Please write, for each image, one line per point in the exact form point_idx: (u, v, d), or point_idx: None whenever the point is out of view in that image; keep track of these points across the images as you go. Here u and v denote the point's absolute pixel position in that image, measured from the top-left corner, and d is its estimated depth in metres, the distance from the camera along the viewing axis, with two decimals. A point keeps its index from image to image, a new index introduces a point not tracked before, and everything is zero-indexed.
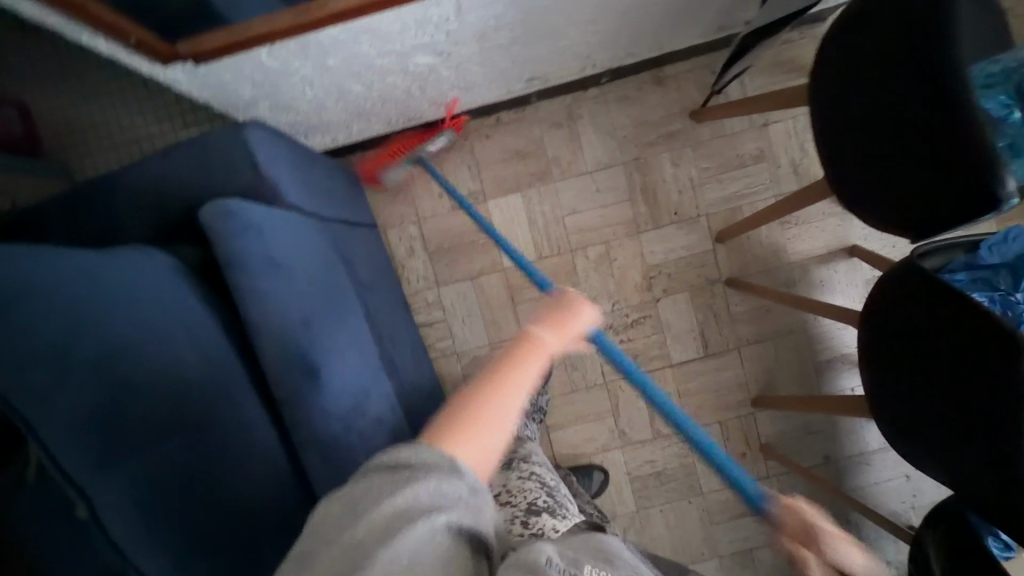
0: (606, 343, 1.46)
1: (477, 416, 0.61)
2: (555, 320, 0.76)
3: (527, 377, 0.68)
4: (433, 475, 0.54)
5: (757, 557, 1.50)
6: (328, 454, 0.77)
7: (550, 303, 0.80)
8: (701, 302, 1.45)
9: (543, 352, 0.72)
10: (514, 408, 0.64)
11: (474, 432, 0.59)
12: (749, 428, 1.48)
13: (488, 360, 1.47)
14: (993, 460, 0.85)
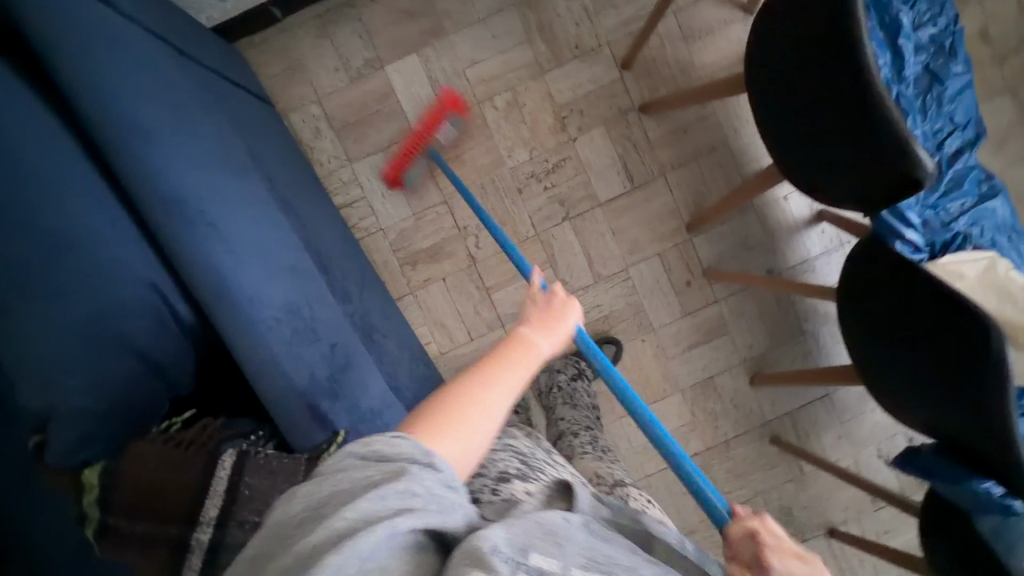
0: (530, 193, 1.44)
1: (462, 420, 0.61)
2: (547, 322, 0.78)
3: (512, 376, 0.68)
4: (406, 472, 0.50)
5: (718, 385, 1.50)
6: (178, 216, 0.72)
7: (542, 306, 0.81)
8: (617, 134, 1.43)
9: (538, 352, 0.73)
10: (496, 407, 0.65)
11: (454, 430, 0.60)
12: (688, 253, 1.46)
13: (416, 231, 1.45)
14: (862, 132, 0.76)
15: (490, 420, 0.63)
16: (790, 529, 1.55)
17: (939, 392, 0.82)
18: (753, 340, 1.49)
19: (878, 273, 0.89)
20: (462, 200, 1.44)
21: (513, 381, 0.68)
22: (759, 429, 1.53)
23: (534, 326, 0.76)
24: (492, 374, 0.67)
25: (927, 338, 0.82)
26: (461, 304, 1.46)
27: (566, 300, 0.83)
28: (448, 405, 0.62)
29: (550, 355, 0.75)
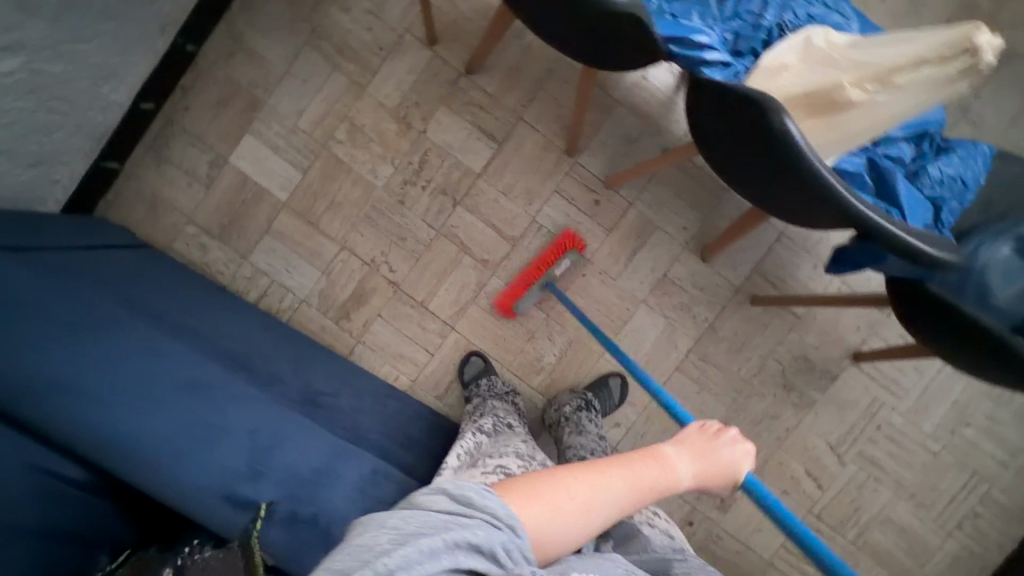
0: (413, 199, 1.44)
1: (568, 483, 0.67)
2: (702, 450, 0.83)
3: (638, 485, 0.73)
4: (481, 523, 0.57)
5: (675, 277, 1.48)
6: (33, 398, 0.75)
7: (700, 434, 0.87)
8: (459, 105, 1.42)
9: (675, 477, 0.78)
10: (607, 508, 0.69)
11: (546, 510, 0.63)
12: (583, 175, 1.45)
13: (333, 287, 1.47)
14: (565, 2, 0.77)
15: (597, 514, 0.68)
16: (816, 374, 1.50)
17: (804, 204, 0.79)
18: (687, 220, 1.46)
19: (700, 97, 0.82)
20: (358, 238, 1.46)
21: (640, 495, 0.73)
22: (736, 297, 1.49)
23: (682, 447, 0.82)
24: (623, 465, 0.74)
25: (764, 167, 0.79)
26: (406, 328, 1.48)
27: (733, 434, 0.88)
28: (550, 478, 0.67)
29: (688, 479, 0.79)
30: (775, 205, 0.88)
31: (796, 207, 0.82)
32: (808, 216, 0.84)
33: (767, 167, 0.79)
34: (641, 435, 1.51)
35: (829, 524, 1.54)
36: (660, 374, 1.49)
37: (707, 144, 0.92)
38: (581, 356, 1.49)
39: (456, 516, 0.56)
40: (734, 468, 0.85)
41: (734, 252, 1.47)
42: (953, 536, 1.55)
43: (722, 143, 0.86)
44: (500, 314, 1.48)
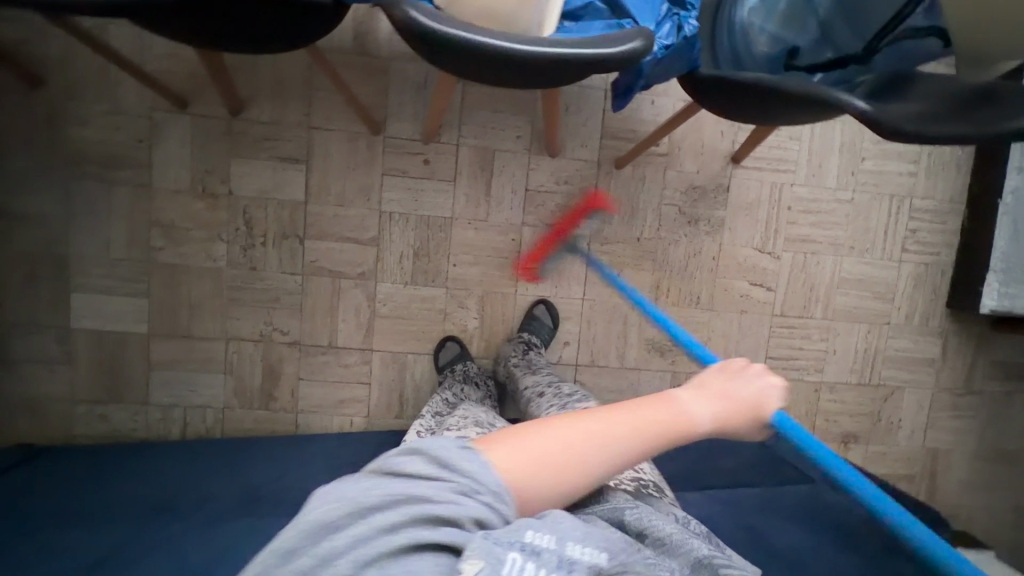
0: (263, 260, 1.38)
1: (530, 437, 0.66)
2: (732, 400, 0.78)
3: (642, 437, 0.70)
4: (443, 486, 0.59)
5: (538, 185, 1.44)
6: None
7: (722, 374, 0.81)
8: (247, 148, 1.33)
9: (695, 418, 0.74)
10: (613, 448, 0.68)
11: (533, 446, 0.65)
12: (400, 145, 1.37)
13: (243, 379, 1.42)
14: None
15: (593, 454, 0.67)
16: (711, 195, 1.49)
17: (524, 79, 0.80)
18: (518, 127, 1.40)
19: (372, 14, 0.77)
20: (237, 324, 1.40)
21: (636, 441, 0.69)
22: (604, 170, 1.45)
23: (698, 393, 0.76)
24: (633, 414, 0.71)
25: (473, 72, 0.80)
26: (332, 375, 1.45)
27: (752, 366, 0.82)
28: (537, 428, 0.68)
29: (710, 419, 0.75)
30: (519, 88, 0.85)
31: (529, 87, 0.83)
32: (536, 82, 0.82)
33: (464, 64, 0.78)
34: (592, 338, 1.51)
35: (795, 316, 1.57)
36: (576, 277, 1.48)
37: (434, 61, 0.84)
38: (500, 305, 1.47)
39: (464, 483, 0.60)
40: (764, 401, 0.80)
41: (577, 132, 1.42)
42: (904, 261, 1.59)
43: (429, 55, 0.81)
44: (407, 312, 1.44)
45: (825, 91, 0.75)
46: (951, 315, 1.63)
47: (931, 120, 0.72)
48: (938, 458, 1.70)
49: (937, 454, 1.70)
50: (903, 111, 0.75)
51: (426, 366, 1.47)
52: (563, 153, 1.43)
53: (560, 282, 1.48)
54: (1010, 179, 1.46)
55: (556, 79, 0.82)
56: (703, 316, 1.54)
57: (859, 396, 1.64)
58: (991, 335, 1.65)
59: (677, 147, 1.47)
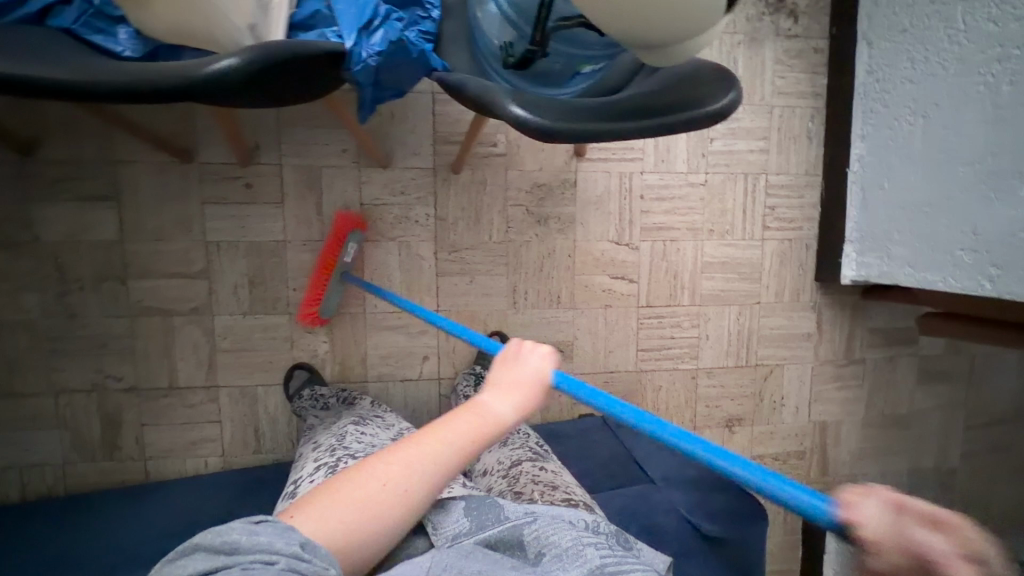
0: (83, 305, 1.31)
1: (332, 503, 0.56)
2: (507, 383, 0.68)
3: (448, 460, 0.61)
4: (263, 555, 0.48)
5: (373, 199, 1.39)
6: None
7: (505, 364, 0.71)
8: (47, 190, 1.27)
9: (491, 420, 0.65)
10: (423, 479, 0.59)
11: (334, 507, 0.55)
12: (216, 170, 1.32)
13: (80, 433, 1.35)
14: None
15: (398, 487, 0.58)
16: (558, 191, 1.46)
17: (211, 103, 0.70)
18: (341, 142, 1.36)
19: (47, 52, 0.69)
20: (64, 375, 1.32)
21: (450, 465, 0.61)
22: (441, 176, 1.41)
23: (493, 392, 0.67)
24: (420, 442, 0.61)
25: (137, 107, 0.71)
26: (177, 417, 1.38)
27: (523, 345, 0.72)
28: (333, 490, 0.57)
29: (515, 413, 0.67)
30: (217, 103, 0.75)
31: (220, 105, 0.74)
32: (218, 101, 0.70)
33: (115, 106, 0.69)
34: (452, 350, 1.46)
35: (662, 305, 1.54)
36: (427, 289, 1.43)
37: None
38: (349, 327, 1.42)
39: (297, 568, 0.47)
40: (539, 380, 0.70)
41: (405, 139, 1.38)
42: (767, 239, 1.56)
43: None
44: (249, 343, 1.38)
45: (492, 94, 0.71)
46: (821, 287, 1.61)
47: (592, 117, 0.72)
48: (827, 431, 1.69)
49: (828, 428, 1.68)
50: (591, 110, 0.74)
51: (278, 398, 1.41)
52: (393, 162, 1.38)
53: (412, 297, 1.43)
54: (853, 147, 1.47)
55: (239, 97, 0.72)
56: (565, 315, 1.49)
57: (740, 379, 1.61)
58: (865, 302, 1.63)
59: (514, 144, 1.43)
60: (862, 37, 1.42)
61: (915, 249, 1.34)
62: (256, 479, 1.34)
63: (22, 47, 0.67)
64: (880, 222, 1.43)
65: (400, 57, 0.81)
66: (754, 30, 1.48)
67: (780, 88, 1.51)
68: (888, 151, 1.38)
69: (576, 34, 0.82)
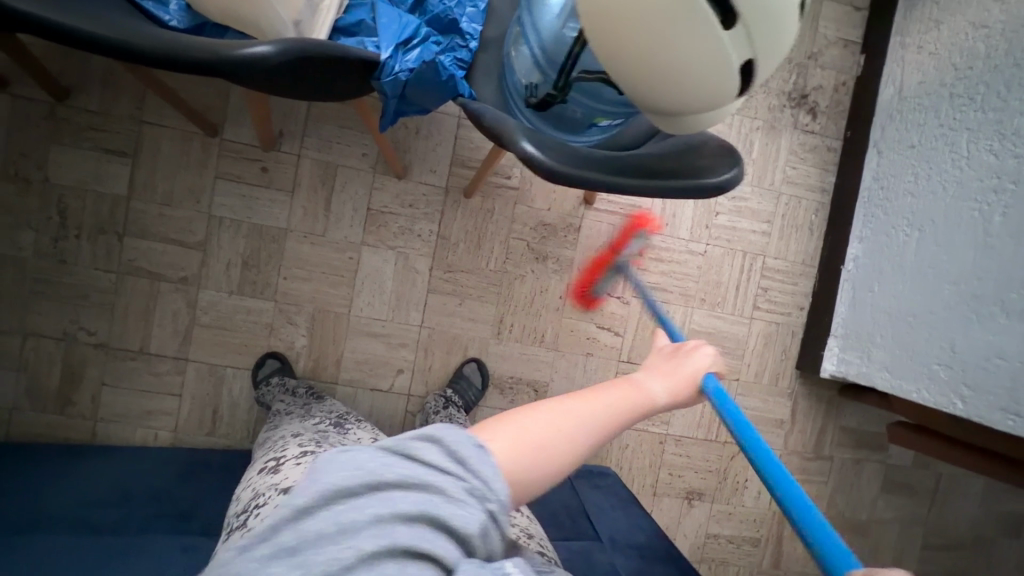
0: (74, 252, 1.31)
1: (519, 420, 0.54)
2: (669, 372, 0.70)
3: (616, 422, 0.59)
4: (460, 495, 0.44)
5: (381, 206, 1.41)
6: None
7: (663, 355, 0.75)
8: (69, 135, 1.29)
9: (653, 397, 0.65)
10: (588, 438, 0.56)
11: (531, 423, 0.54)
12: (237, 149, 1.35)
13: (37, 379, 1.32)
14: None
15: (580, 433, 0.56)
16: (561, 234, 1.49)
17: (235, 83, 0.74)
18: (362, 147, 1.40)
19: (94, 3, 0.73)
20: (36, 318, 1.31)
21: (621, 423, 0.60)
22: (452, 198, 1.44)
23: (651, 374, 0.69)
24: (608, 398, 0.60)
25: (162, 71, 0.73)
26: (139, 382, 1.36)
27: (689, 344, 0.77)
28: (523, 412, 0.54)
29: (665, 398, 0.67)
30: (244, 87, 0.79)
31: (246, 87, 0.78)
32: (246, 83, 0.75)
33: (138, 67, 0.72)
34: (428, 368, 1.46)
35: (642, 363, 1.55)
36: (416, 303, 1.44)
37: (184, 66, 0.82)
38: (331, 326, 1.42)
39: (472, 488, 0.44)
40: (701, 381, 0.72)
41: (423, 156, 1.42)
42: (755, 319, 1.59)
43: None
44: (229, 322, 1.38)
45: (511, 132, 0.74)
46: (800, 376, 1.62)
47: (598, 170, 0.74)
48: (784, 522, 1.66)
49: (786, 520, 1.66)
50: (599, 160, 0.77)
51: (245, 383, 1.39)
52: (408, 175, 1.42)
53: (401, 309, 1.44)
54: (851, 248, 1.52)
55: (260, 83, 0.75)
56: (546, 355, 1.49)
57: (706, 452, 1.60)
58: (841, 399, 1.64)
59: (528, 181, 1.47)
60: (873, 145, 1.48)
61: (893, 356, 1.37)
62: (202, 460, 1.30)
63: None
64: (864, 324, 1.46)
65: (423, 85, 0.86)
66: (773, 120, 1.54)
67: (790, 178, 1.57)
68: (882, 258, 1.43)
69: (597, 88, 0.86)
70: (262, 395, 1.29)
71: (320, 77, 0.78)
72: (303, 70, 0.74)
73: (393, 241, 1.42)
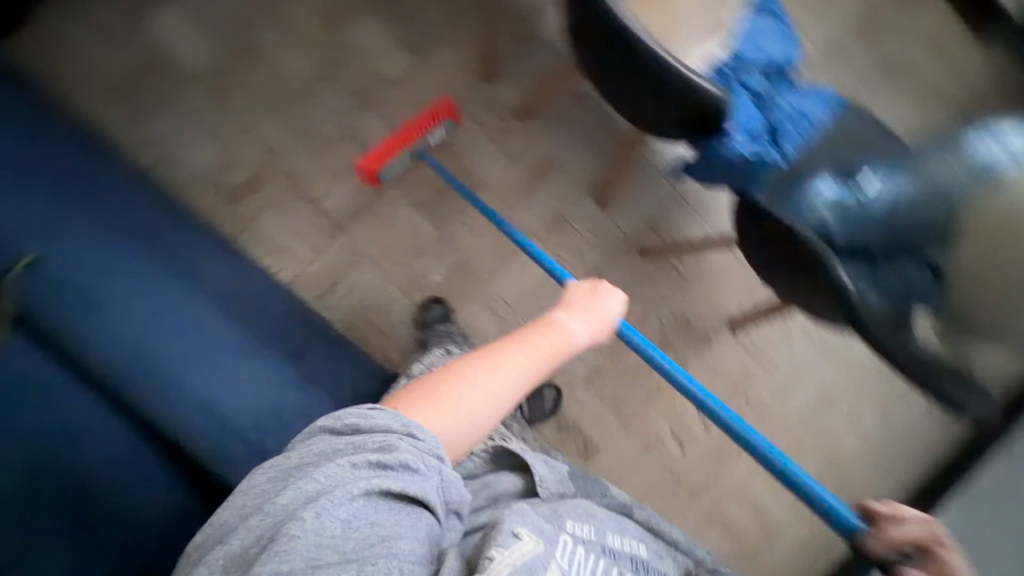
0: (325, 97, 1.46)
1: (457, 388, 0.75)
2: (582, 306, 0.97)
3: (540, 363, 0.83)
4: (412, 451, 0.66)
5: (569, 217, 1.50)
6: None
7: (580, 291, 1.00)
8: (385, 14, 1.47)
9: (569, 331, 0.91)
10: (519, 383, 0.80)
11: (456, 395, 0.75)
12: (494, 102, 1.48)
13: (227, 169, 1.45)
14: None
15: (514, 388, 0.79)
16: (693, 337, 1.53)
17: (639, 84, 0.85)
18: (585, 164, 1.51)
19: None
20: (262, 125, 1.46)
21: (539, 369, 0.82)
22: (626, 249, 1.51)
23: (570, 311, 0.95)
24: (523, 347, 0.83)
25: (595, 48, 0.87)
26: (294, 222, 1.46)
27: (607, 285, 1.02)
28: (439, 377, 0.77)
29: (585, 337, 0.93)
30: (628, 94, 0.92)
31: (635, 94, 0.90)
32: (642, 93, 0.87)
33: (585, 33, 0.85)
34: None
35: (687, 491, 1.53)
36: (542, 310, 1.51)
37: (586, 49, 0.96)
38: (465, 281, 1.49)
39: (424, 447, 0.67)
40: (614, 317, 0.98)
41: (626, 201, 1.51)
42: (806, 522, 1.55)
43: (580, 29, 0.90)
44: (392, 225, 1.48)
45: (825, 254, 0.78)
46: None
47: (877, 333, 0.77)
48: None
49: None
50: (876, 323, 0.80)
51: (369, 279, 1.47)
52: (606, 208, 1.50)
53: (526, 307, 1.50)
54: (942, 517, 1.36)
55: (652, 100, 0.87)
56: (613, 426, 1.51)
57: None
58: None
59: (695, 276, 1.53)
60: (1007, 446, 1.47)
61: None
62: None
63: None
64: None
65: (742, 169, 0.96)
66: None
67: (910, 423, 1.57)
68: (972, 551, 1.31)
69: (910, 272, 0.96)
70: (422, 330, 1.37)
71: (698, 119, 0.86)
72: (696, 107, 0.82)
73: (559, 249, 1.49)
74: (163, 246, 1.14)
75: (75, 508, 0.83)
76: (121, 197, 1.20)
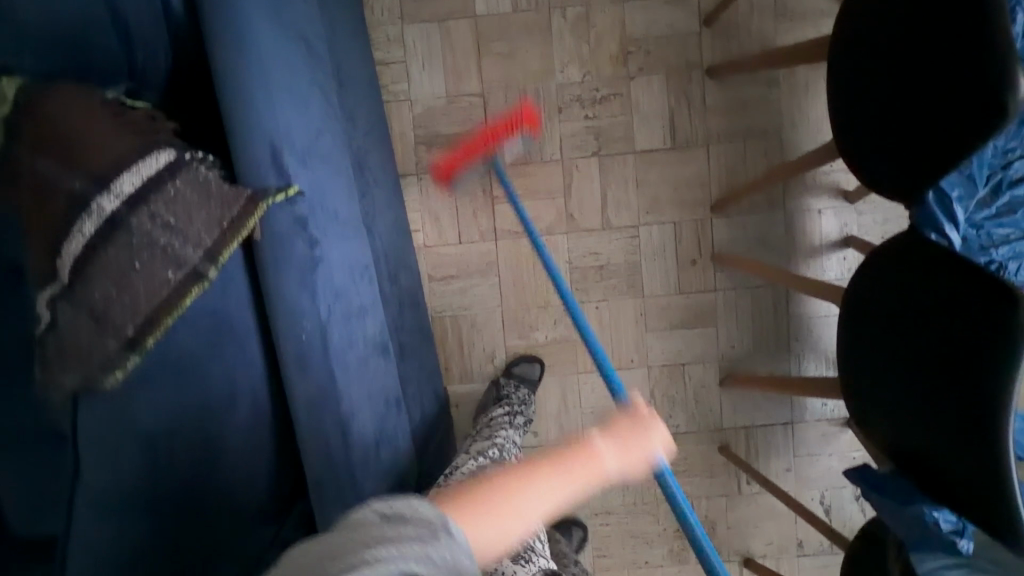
0: (569, 119, 1.38)
1: (483, 500, 0.54)
2: (626, 440, 0.62)
3: (555, 481, 0.57)
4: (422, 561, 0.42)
5: (688, 373, 1.43)
6: None
7: (619, 419, 0.64)
8: (676, 87, 1.37)
9: (604, 468, 0.60)
10: (534, 509, 0.56)
11: (478, 507, 0.53)
12: (704, 232, 1.40)
13: (442, 115, 1.38)
14: (940, 169, 0.79)
15: (523, 524, 0.54)
16: (707, 544, 1.48)
17: (932, 446, 0.81)
18: (738, 340, 1.42)
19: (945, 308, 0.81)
20: (499, 99, 1.37)
21: (555, 489, 0.57)
22: (711, 435, 1.45)
23: (611, 441, 0.62)
24: (555, 469, 0.57)
25: (928, 386, 0.81)
26: (462, 201, 1.40)
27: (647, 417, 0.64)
28: (490, 488, 0.55)
29: (620, 464, 0.61)
30: (889, 418, 0.87)
31: (901, 431, 0.85)
32: (917, 445, 0.83)
33: (938, 374, 0.80)
34: (543, 456, 1.46)
35: None
36: None
37: (876, 340, 0.89)
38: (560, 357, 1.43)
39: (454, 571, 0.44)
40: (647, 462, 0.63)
41: (745, 396, 1.43)
42: None
43: (905, 343, 0.85)
44: (539, 265, 1.41)
45: None
46: None
47: None
48: None
49: None
50: None
51: (485, 294, 1.42)
52: (725, 390, 1.43)
53: (592, 417, 1.45)
54: None
55: (925, 461, 0.83)
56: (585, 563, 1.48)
57: None
58: None
59: (749, 500, 1.47)
60: None
61: None
62: None
63: (968, 315, 0.78)
64: None
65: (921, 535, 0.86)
66: None
67: None
68: None
69: None
70: (501, 384, 1.36)
71: (931, 475, 0.82)
72: (959, 476, 0.78)
73: (657, 393, 1.43)
74: (365, 173, 1.02)
75: (194, 484, 0.68)
76: (360, 95, 1.04)
